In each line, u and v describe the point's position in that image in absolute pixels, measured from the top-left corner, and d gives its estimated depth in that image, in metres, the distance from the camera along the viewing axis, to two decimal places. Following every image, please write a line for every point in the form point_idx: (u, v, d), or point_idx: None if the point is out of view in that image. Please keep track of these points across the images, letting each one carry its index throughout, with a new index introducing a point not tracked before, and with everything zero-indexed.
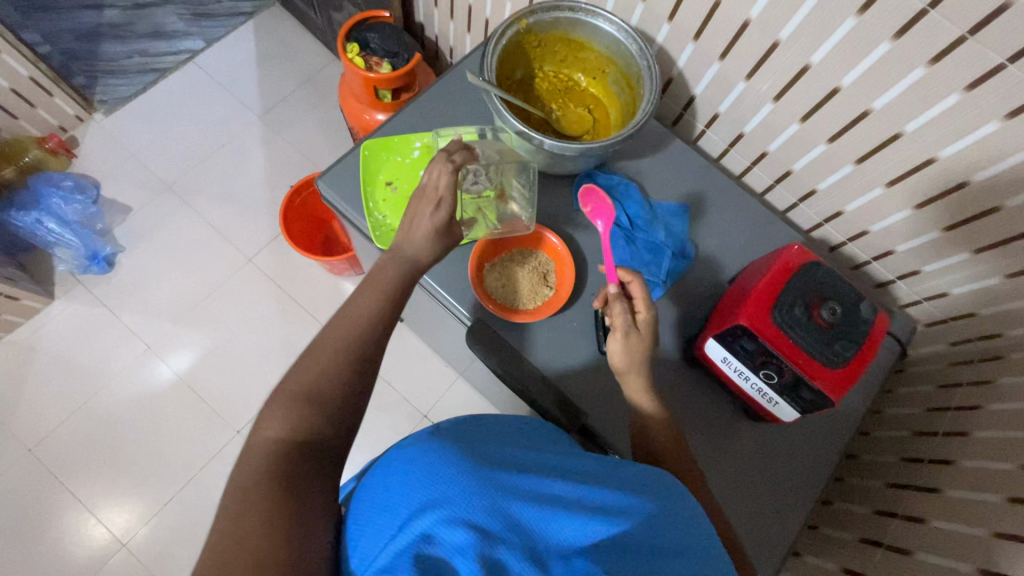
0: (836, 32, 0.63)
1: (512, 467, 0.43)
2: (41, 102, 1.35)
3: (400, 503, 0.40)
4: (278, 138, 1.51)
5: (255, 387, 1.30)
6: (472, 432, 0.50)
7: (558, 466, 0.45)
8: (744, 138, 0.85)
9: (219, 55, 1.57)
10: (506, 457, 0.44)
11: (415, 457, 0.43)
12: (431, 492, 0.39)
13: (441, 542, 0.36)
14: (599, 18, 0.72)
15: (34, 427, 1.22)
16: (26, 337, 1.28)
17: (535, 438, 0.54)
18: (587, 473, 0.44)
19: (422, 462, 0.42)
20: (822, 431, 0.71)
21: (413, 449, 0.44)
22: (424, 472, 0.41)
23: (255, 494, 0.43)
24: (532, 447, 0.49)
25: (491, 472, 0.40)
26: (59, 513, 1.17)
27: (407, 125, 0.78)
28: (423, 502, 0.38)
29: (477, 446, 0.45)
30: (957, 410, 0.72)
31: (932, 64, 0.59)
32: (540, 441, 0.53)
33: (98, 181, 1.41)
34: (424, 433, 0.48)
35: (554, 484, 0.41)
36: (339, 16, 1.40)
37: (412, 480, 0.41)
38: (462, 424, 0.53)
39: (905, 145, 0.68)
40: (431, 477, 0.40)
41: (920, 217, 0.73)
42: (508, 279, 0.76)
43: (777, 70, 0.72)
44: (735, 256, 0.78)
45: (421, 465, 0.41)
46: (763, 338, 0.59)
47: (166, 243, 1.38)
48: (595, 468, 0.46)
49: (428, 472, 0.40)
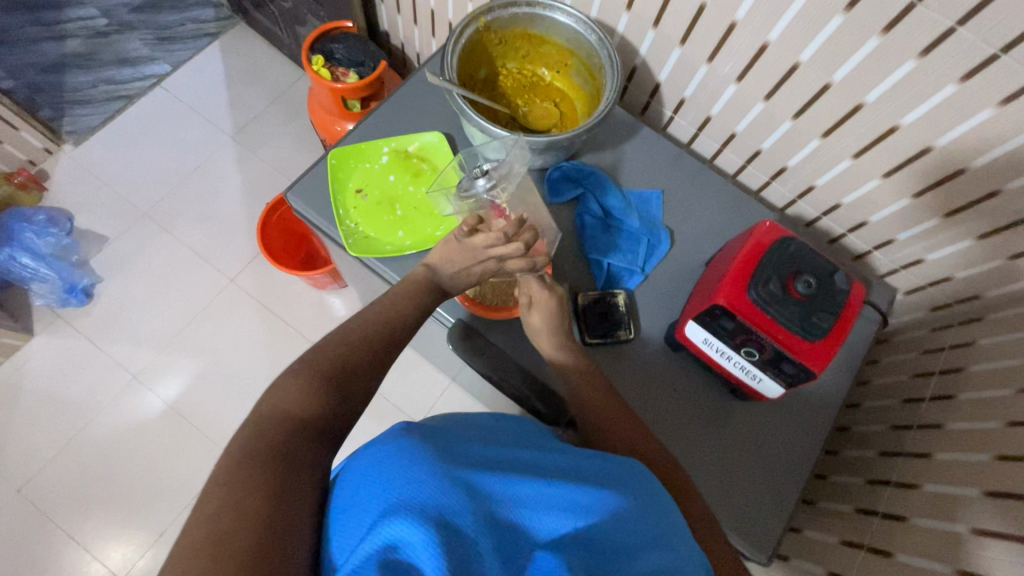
0: (790, 8, 0.64)
1: (485, 465, 0.43)
2: (8, 136, 1.33)
3: (366, 504, 0.39)
4: (251, 156, 1.50)
5: (246, 409, 1.28)
6: (451, 431, 0.49)
7: (531, 462, 0.45)
8: (712, 121, 0.85)
9: (186, 78, 1.56)
10: (481, 455, 0.44)
11: (383, 456, 0.42)
12: (401, 493, 0.38)
13: (406, 549, 0.35)
14: (557, 12, 0.72)
15: (21, 466, 1.20)
16: (8, 376, 1.26)
17: (508, 432, 0.54)
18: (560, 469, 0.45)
19: (387, 465, 0.41)
20: (809, 405, 0.71)
21: (384, 447, 0.43)
22: (395, 471, 0.40)
23: (231, 488, 0.40)
24: (512, 444, 0.49)
25: (459, 471, 0.40)
26: (54, 552, 1.15)
27: (374, 130, 0.78)
28: (389, 506, 0.38)
29: (451, 444, 0.45)
30: (942, 373, 0.72)
31: (885, 32, 0.60)
32: (512, 434, 0.54)
33: (71, 213, 1.39)
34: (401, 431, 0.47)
35: (523, 483, 0.42)
36: (304, 30, 1.39)
37: (383, 480, 0.40)
38: (441, 423, 0.53)
39: (868, 115, 0.68)
40: (403, 477, 0.39)
41: (889, 186, 0.73)
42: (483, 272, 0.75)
43: (738, 50, 0.73)
44: (710, 238, 0.78)
45: (389, 465, 0.41)
46: (741, 315, 0.59)
47: (145, 270, 1.37)
48: (562, 461, 0.47)
49: (399, 474, 0.40)
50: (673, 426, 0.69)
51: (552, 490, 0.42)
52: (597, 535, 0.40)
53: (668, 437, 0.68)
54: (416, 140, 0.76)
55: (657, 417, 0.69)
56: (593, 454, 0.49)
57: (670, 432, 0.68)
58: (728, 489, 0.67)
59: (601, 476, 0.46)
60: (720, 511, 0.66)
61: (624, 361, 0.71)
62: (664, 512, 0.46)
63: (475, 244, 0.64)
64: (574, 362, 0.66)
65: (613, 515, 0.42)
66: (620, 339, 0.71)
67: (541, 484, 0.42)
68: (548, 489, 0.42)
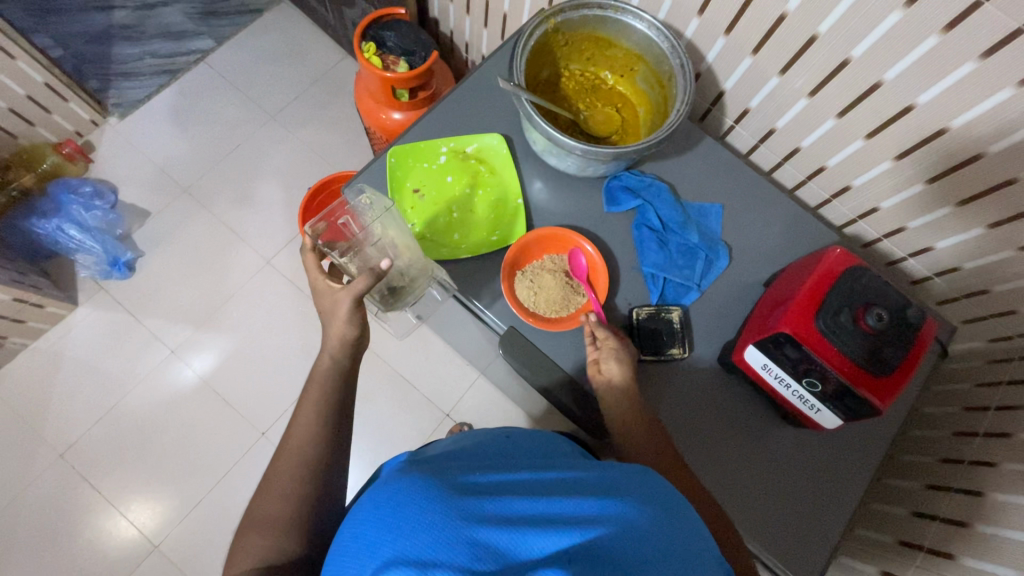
0: (881, 24, 0.61)
1: (496, 491, 0.41)
2: (57, 107, 1.34)
3: (363, 554, 0.39)
4: (292, 138, 1.50)
5: (278, 389, 1.30)
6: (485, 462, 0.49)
7: (544, 482, 0.43)
8: (776, 134, 0.82)
9: (230, 55, 1.56)
10: (493, 483, 0.42)
11: (383, 500, 0.42)
12: (393, 543, 0.38)
13: None
14: (629, 16, 0.69)
15: (64, 431, 1.24)
16: (52, 343, 1.29)
17: (521, 459, 0.53)
18: (566, 487, 0.42)
19: (385, 507, 0.41)
20: (865, 437, 0.69)
21: (385, 489, 0.43)
22: (387, 517, 0.40)
23: None
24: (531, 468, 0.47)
25: (459, 502, 0.39)
26: (90, 517, 1.19)
27: (432, 129, 0.76)
28: (382, 561, 0.37)
29: (467, 476, 0.43)
30: (997, 410, 0.70)
31: (984, 57, 0.56)
32: (525, 460, 0.53)
33: (115, 186, 1.41)
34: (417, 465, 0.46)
35: (522, 507, 0.39)
36: (350, 13, 1.37)
37: (380, 527, 0.39)
38: (472, 455, 0.53)
39: (950, 140, 0.65)
40: (393, 525, 0.39)
41: (961, 214, 0.70)
42: (541, 283, 0.72)
43: (815, 65, 0.70)
44: (768, 255, 0.76)
45: (382, 512, 0.40)
46: (808, 345, 0.57)
47: (184, 247, 1.38)
48: (570, 477, 0.44)
49: (390, 520, 0.39)
50: (721, 450, 0.68)
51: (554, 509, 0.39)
52: (609, 546, 0.36)
53: (714, 460, 0.68)
54: (475, 141, 0.75)
55: (707, 438, 0.68)
56: (599, 469, 0.46)
57: (715, 455, 0.68)
58: (773, 515, 0.66)
59: (609, 488, 0.42)
60: (767, 537, 0.65)
61: (672, 379, 0.70)
62: (679, 524, 0.42)
63: (314, 283, 0.67)
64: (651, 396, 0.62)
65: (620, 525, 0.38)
66: (673, 357, 0.70)
67: (548, 503, 0.40)
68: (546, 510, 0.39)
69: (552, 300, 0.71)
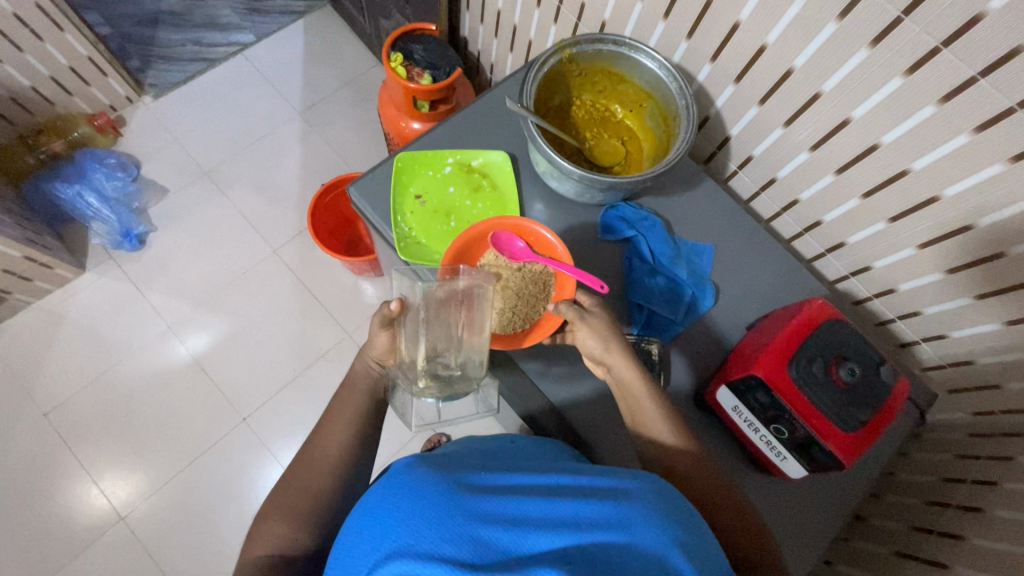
0: (882, 89, 0.63)
1: (496, 490, 0.43)
2: (96, 81, 1.39)
3: (366, 545, 0.41)
4: (315, 135, 1.54)
5: (266, 377, 1.32)
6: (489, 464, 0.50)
7: (545, 483, 0.44)
8: (776, 183, 0.84)
9: (267, 50, 1.62)
10: (494, 482, 0.44)
11: (388, 495, 0.44)
12: (397, 537, 0.39)
13: None
14: (641, 54, 0.72)
15: (52, 392, 1.26)
16: (55, 305, 1.32)
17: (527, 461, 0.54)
18: (566, 485, 0.43)
19: (390, 501, 0.43)
20: (832, 492, 0.68)
21: (389, 484, 0.45)
22: (393, 510, 0.42)
23: None
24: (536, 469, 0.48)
25: (458, 499, 0.41)
26: (64, 483, 1.20)
27: (442, 141, 0.79)
28: (386, 551, 0.39)
29: (469, 475, 0.45)
30: (973, 484, 0.69)
31: (978, 131, 0.58)
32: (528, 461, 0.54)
33: (139, 161, 1.46)
34: (421, 462, 0.48)
35: (521, 505, 0.40)
36: (386, 24, 1.43)
37: (384, 522, 0.41)
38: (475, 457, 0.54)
39: (943, 209, 0.66)
40: (397, 519, 0.41)
41: (951, 282, 0.71)
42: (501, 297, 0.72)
43: (817, 121, 0.72)
44: (756, 301, 0.77)
45: (387, 506, 0.42)
46: (777, 391, 0.58)
47: (195, 227, 1.42)
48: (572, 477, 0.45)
49: (394, 515, 0.41)
50: None
51: (552, 509, 0.40)
52: (604, 545, 0.36)
53: None
54: (481, 156, 0.78)
55: None
56: (603, 468, 0.46)
57: None
58: None
59: (609, 487, 0.42)
60: None
61: None
62: (685, 516, 0.41)
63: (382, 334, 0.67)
64: (673, 440, 0.58)
65: (618, 522, 0.38)
66: None
67: (548, 502, 0.41)
68: (546, 510, 0.40)
69: (530, 292, 0.72)
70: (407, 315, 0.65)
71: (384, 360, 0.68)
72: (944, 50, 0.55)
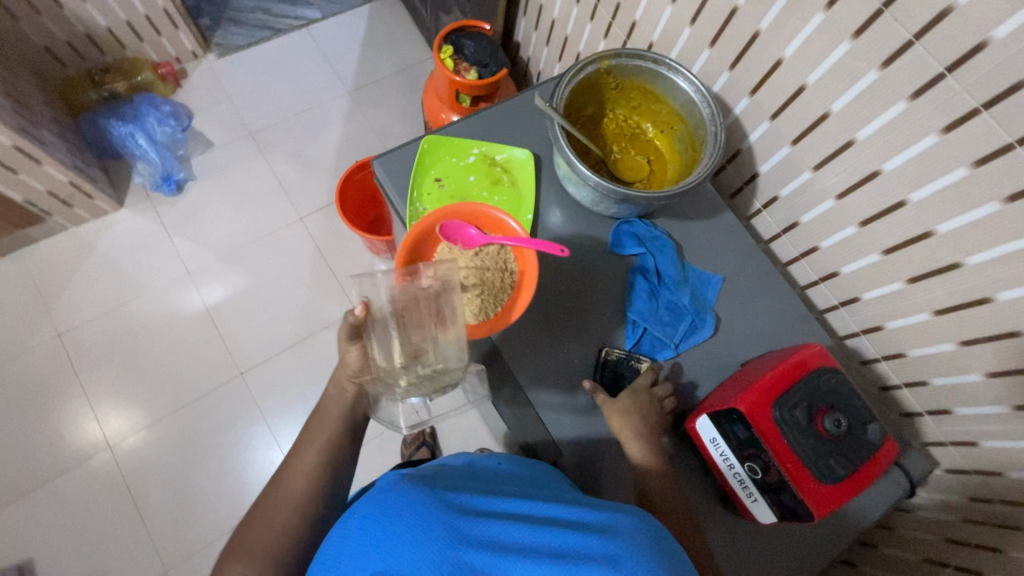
0: (916, 145, 0.61)
1: (481, 513, 0.42)
2: (167, 32, 1.47)
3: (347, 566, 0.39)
4: (359, 115, 1.59)
5: (269, 337, 1.35)
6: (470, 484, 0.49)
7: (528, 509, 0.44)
8: (798, 228, 0.83)
9: (330, 28, 1.68)
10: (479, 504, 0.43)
11: (369, 512, 0.42)
12: (381, 559, 0.38)
13: None
14: (679, 77, 0.73)
15: (70, 314, 1.31)
16: (88, 234, 1.38)
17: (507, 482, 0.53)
18: (551, 515, 0.43)
19: (370, 519, 0.41)
20: (800, 546, 0.66)
21: (368, 501, 0.43)
22: (374, 529, 0.40)
23: None
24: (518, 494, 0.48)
25: (445, 518, 0.40)
26: (63, 403, 1.24)
27: (471, 130, 0.81)
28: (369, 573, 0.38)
29: (452, 492, 0.44)
30: (955, 569, 0.65)
31: (1008, 201, 0.56)
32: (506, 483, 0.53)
33: (192, 113, 1.52)
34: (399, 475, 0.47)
35: (511, 534, 0.40)
36: (445, 19, 1.47)
37: (365, 542, 0.40)
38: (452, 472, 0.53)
39: (963, 278, 0.64)
40: (380, 539, 0.39)
41: (963, 354, 0.68)
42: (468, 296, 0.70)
43: (847, 169, 0.70)
44: (755, 340, 0.75)
45: (368, 526, 0.41)
46: (758, 428, 0.57)
47: (231, 184, 1.47)
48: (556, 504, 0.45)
49: (377, 533, 0.40)
50: None
51: (542, 541, 0.40)
52: None
53: None
54: (505, 151, 0.79)
55: None
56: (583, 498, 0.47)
57: None
58: None
59: (593, 519, 0.42)
60: None
61: None
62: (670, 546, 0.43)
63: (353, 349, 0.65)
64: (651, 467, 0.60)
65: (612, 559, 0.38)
66: None
67: (536, 532, 0.41)
68: (536, 540, 0.40)
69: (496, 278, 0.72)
70: (374, 321, 0.63)
71: (361, 378, 0.66)
72: (983, 112, 0.54)
